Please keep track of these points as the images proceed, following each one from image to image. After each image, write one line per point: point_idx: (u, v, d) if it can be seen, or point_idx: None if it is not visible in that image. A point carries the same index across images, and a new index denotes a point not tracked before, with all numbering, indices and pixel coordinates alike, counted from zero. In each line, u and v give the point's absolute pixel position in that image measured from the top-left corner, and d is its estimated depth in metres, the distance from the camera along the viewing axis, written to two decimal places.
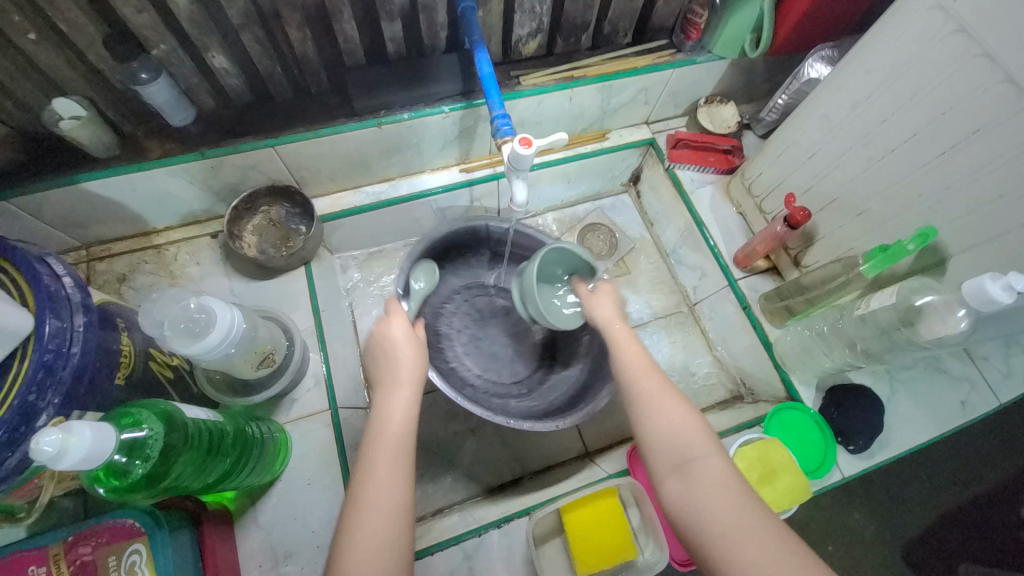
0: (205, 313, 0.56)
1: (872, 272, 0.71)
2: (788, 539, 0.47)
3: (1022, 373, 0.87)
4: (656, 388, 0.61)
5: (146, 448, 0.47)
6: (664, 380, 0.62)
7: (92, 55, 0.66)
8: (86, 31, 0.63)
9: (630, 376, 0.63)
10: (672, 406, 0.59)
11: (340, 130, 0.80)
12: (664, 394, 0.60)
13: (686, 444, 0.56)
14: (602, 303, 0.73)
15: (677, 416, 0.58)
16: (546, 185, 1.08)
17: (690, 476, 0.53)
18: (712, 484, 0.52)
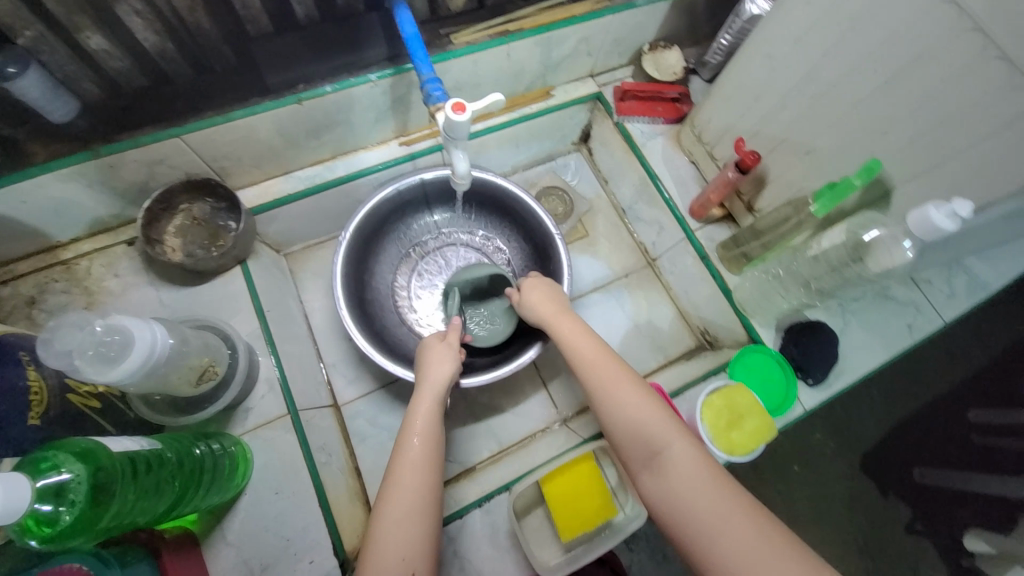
0: (117, 334, 0.50)
1: (822, 212, 0.71)
2: (758, 517, 0.49)
3: (962, 292, 0.91)
4: (613, 383, 0.62)
5: (70, 494, 0.42)
6: (626, 372, 0.63)
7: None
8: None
9: (585, 374, 0.64)
10: (633, 401, 0.60)
11: (256, 111, 0.72)
12: (621, 388, 0.61)
13: (654, 437, 0.57)
14: (540, 300, 0.73)
15: (640, 409, 0.59)
16: (493, 151, 1.02)
17: (662, 470, 0.55)
18: (685, 476, 0.54)
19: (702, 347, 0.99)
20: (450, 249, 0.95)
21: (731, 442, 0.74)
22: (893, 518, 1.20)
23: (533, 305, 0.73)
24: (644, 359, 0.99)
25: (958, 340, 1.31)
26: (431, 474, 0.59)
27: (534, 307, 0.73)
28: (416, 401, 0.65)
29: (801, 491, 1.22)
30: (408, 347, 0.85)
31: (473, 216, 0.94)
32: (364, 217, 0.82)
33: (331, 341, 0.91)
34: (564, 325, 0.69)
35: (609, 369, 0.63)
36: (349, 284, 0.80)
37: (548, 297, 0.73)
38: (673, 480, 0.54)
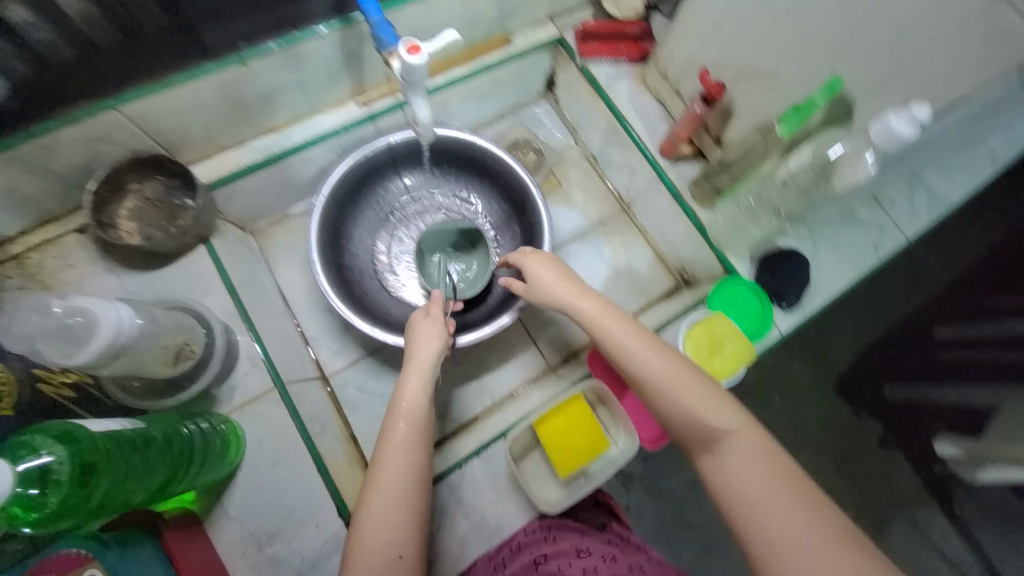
0: (80, 316, 0.48)
1: (787, 134, 0.73)
2: (814, 504, 0.49)
3: (924, 208, 0.94)
4: (667, 370, 0.58)
5: (54, 475, 0.41)
6: (677, 359, 0.60)
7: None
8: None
9: (626, 360, 0.60)
10: (683, 383, 0.57)
11: (197, 74, 0.68)
12: (669, 370, 0.58)
13: (710, 419, 0.55)
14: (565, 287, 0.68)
15: (692, 392, 0.56)
16: (457, 106, 0.99)
17: (720, 452, 0.53)
18: (742, 458, 0.52)
19: (679, 287, 1.01)
20: (431, 212, 0.92)
21: (713, 367, 0.78)
22: (867, 430, 1.29)
23: (557, 292, 0.68)
24: (625, 302, 1.00)
25: (922, 260, 1.37)
26: (417, 456, 0.59)
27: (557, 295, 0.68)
28: (401, 383, 0.64)
29: (782, 415, 1.28)
30: (388, 312, 0.84)
31: (457, 178, 0.91)
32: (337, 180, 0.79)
33: (311, 315, 0.89)
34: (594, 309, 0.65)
35: (652, 352, 0.60)
36: (325, 245, 0.79)
37: (568, 282, 0.68)
38: (731, 463, 0.52)
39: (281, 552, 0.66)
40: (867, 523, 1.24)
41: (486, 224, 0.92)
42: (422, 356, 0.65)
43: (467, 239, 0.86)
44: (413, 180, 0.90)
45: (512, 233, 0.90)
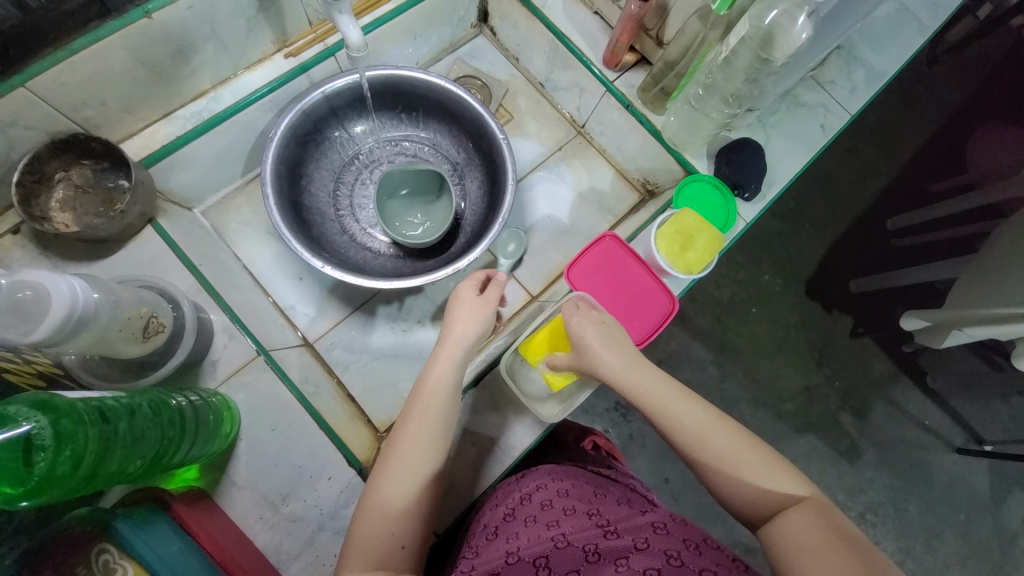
0: (29, 289, 0.46)
1: (723, 8, 0.70)
2: None
3: (863, 84, 0.97)
4: (716, 431, 0.54)
5: (36, 444, 0.40)
6: (729, 425, 0.55)
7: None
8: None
9: (679, 432, 0.55)
10: (739, 451, 0.53)
11: (99, 35, 0.62)
12: (723, 434, 0.54)
13: (772, 490, 0.51)
14: (612, 352, 0.63)
15: (749, 459, 0.52)
16: (390, 48, 0.95)
17: (786, 525, 0.48)
18: (811, 531, 0.47)
19: (644, 199, 1.03)
20: (397, 159, 0.90)
21: (687, 262, 0.80)
22: (838, 313, 1.36)
23: (600, 358, 0.63)
24: (595, 224, 1.01)
25: (867, 144, 1.42)
26: (436, 441, 0.58)
27: (599, 362, 0.63)
28: (431, 366, 0.64)
29: (758, 313, 1.34)
30: (348, 255, 0.83)
31: (419, 123, 0.88)
32: (293, 121, 0.75)
33: (282, 286, 0.88)
34: (640, 373, 0.61)
35: (702, 418, 0.56)
36: (281, 195, 0.75)
37: (610, 347, 0.64)
38: (799, 538, 0.47)
39: (299, 509, 0.66)
40: (847, 396, 1.33)
41: (453, 175, 0.90)
42: (460, 339, 0.65)
43: (433, 186, 0.83)
44: (381, 123, 0.87)
45: (475, 182, 0.88)
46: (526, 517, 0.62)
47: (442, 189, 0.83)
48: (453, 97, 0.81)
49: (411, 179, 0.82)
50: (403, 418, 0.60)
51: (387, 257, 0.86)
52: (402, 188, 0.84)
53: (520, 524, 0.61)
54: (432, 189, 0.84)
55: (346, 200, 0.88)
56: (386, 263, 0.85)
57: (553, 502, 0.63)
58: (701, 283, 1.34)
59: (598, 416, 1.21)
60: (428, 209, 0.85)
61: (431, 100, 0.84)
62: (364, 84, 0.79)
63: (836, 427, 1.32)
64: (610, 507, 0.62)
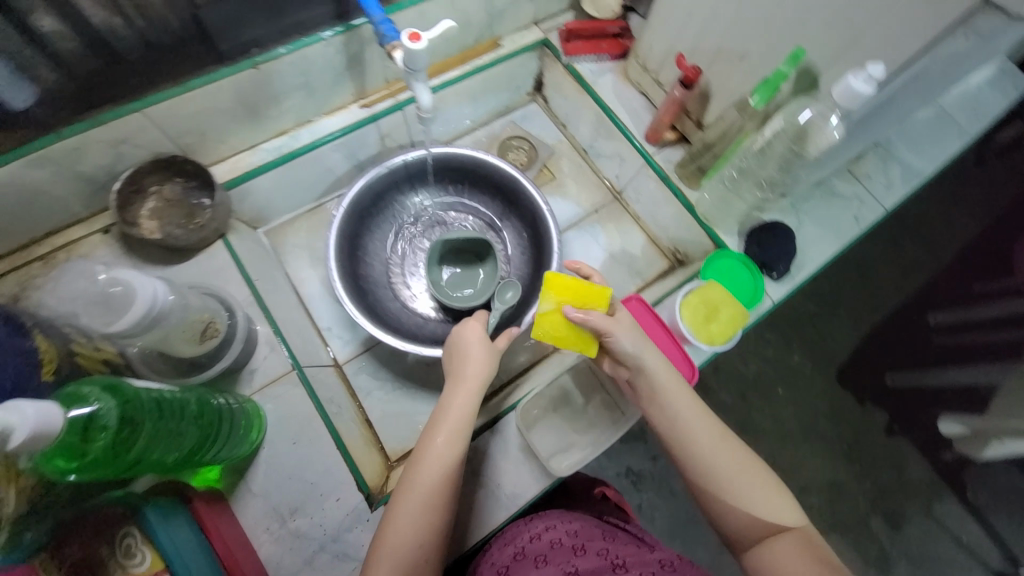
0: (120, 285, 0.54)
1: (759, 104, 0.76)
2: None
3: (899, 180, 1.00)
4: (723, 453, 0.59)
5: (102, 419, 0.45)
6: (734, 446, 0.60)
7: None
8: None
9: (688, 446, 0.60)
10: (745, 480, 0.58)
11: (213, 78, 0.73)
12: (731, 458, 0.59)
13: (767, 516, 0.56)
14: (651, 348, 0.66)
15: (754, 489, 0.57)
16: (452, 106, 1.05)
17: (778, 551, 0.54)
18: (801, 558, 0.53)
19: (674, 267, 1.06)
20: (443, 228, 0.98)
21: (710, 333, 0.82)
22: (869, 406, 1.31)
23: (641, 345, 0.65)
24: (623, 284, 1.05)
25: (903, 237, 1.42)
26: (454, 464, 0.61)
27: (642, 348, 0.65)
28: (450, 395, 0.66)
29: (783, 394, 1.31)
30: (401, 321, 0.89)
31: (468, 192, 0.97)
32: (358, 192, 0.85)
33: (323, 308, 0.94)
34: (671, 378, 0.64)
35: (712, 439, 0.60)
36: (344, 260, 0.84)
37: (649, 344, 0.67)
38: (787, 561, 0.53)
39: (304, 526, 0.68)
40: (875, 495, 1.26)
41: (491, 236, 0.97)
42: (479, 372, 0.67)
43: (476, 253, 0.90)
44: (433, 194, 0.96)
45: (511, 239, 0.96)
46: (536, 556, 0.62)
47: (483, 255, 0.90)
48: (504, 169, 0.90)
49: (455, 245, 0.89)
50: (422, 439, 0.63)
51: (434, 322, 0.92)
52: (448, 253, 0.90)
53: (531, 563, 0.61)
54: (473, 254, 0.91)
55: (398, 264, 0.96)
56: (434, 327, 0.91)
57: (563, 540, 0.64)
58: (727, 356, 1.33)
59: (608, 479, 1.18)
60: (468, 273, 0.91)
61: (481, 170, 0.93)
62: (426, 158, 0.89)
63: (861, 529, 1.24)
64: (622, 547, 0.62)
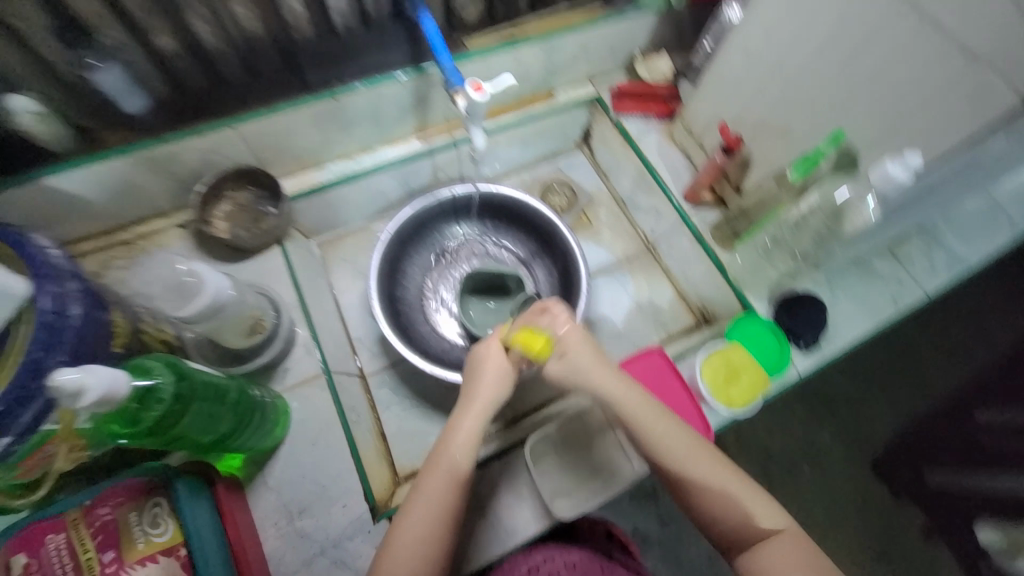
0: (194, 277, 0.60)
1: (797, 178, 0.79)
2: None
3: (942, 266, 0.99)
4: (707, 467, 0.63)
5: (160, 393, 0.50)
6: (716, 456, 0.64)
7: (35, 43, 0.65)
8: (35, 22, 0.63)
9: (675, 464, 0.63)
10: (730, 489, 0.62)
11: (297, 105, 0.82)
12: (706, 468, 0.63)
13: (753, 521, 0.61)
14: (603, 373, 0.67)
15: (739, 497, 0.62)
16: (503, 148, 1.12)
17: (765, 553, 0.60)
18: (788, 558, 0.59)
19: (700, 324, 1.07)
20: (478, 258, 1.04)
21: (730, 396, 0.82)
22: (899, 498, 1.23)
23: (590, 373, 0.67)
24: (646, 335, 1.07)
25: (948, 324, 1.36)
26: (459, 490, 0.63)
27: (593, 378, 0.67)
28: (457, 420, 0.67)
29: (805, 472, 1.25)
30: (428, 344, 0.94)
31: (505, 229, 1.03)
32: (406, 220, 0.92)
33: (357, 319, 0.99)
34: (633, 400, 0.66)
35: (697, 456, 0.63)
36: (383, 281, 0.90)
37: (602, 366, 0.68)
38: (777, 561, 0.59)
39: (309, 526, 0.70)
40: None
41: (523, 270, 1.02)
42: (488, 399, 0.68)
43: (506, 287, 0.95)
44: (472, 227, 1.03)
45: (542, 275, 1.01)
46: None
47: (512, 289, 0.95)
48: (542, 212, 0.96)
49: (487, 277, 0.94)
50: (430, 460, 0.65)
51: (458, 349, 0.96)
52: (480, 284, 0.95)
53: None
54: (503, 288, 0.96)
55: (431, 289, 1.02)
56: (459, 354, 0.96)
57: None
58: (751, 424, 1.29)
59: None
60: (496, 305, 0.96)
61: (521, 210, 0.98)
62: (471, 195, 0.96)
63: None
64: None
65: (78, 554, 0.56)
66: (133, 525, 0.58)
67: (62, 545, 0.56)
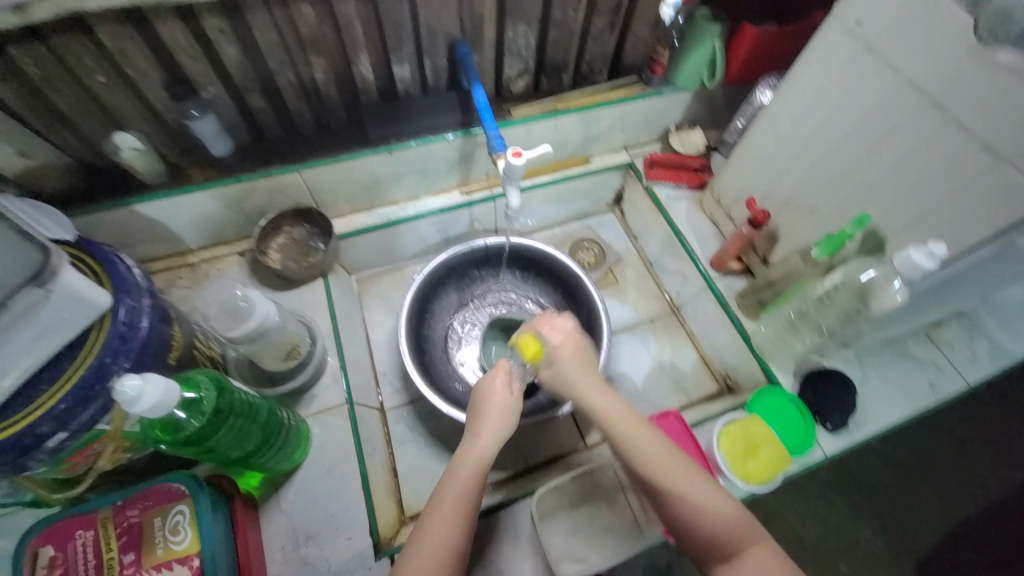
0: (247, 302, 0.67)
1: (822, 256, 0.80)
2: None
3: (984, 356, 0.95)
4: (685, 476, 0.60)
5: (201, 406, 0.56)
6: (694, 465, 0.62)
7: (147, 94, 0.75)
8: (147, 74, 0.72)
9: (652, 471, 0.61)
10: (707, 499, 0.59)
11: (356, 156, 0.92)
12: (684, 475, 0.60)
13: (731, 533, 0.57)
14: (591, 382, 0.68)
15: (716, 507, 0.58)
16: (537, 205, 1.19)
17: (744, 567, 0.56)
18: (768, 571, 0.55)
19: (722, 392, 1.05)
20: (504, 307, 1.08)
21: (749, 470, 0.79)
22: None
23: (579, 381, 0.68)
24: (666, 398, 1.05)
25: (999, 419, 1.27)
26: (463, 530, 0.61)
27: (581, 386, 0.68)
28: (462, 455, 0.66)
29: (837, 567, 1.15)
30: (448, 384, 0.97)
31: (533, 280, 1.08)
32: (440, 264, 0.98)
33: (384, 354, 1.04)
34: (615, 409, 0.66)
35: (674, 464, 0.61)
36: (413, 319, 0.95)
37: (591, 376, 0.69)
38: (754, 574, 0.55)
39: (313, 555, 0.71)
40: None
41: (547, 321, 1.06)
42: (493, 431, 0.68)
43: None
44: (501, 275, 1.08)
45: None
46: None
47: None
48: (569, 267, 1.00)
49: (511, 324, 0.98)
50: (435, 493, 0.64)
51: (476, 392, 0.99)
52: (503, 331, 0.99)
53: None
54: None
55: (456, 331, 1.06)
56: None
57: None
58: (780, 508, 1.20)
59: None
60: None
61: (549, 264, 1.03)
62: (503, 245, 1.02)
63: None
64: None
65: (102, 554, 0.59)
66: (155, 529, 0.60)
67: (89, 542, 0.60)
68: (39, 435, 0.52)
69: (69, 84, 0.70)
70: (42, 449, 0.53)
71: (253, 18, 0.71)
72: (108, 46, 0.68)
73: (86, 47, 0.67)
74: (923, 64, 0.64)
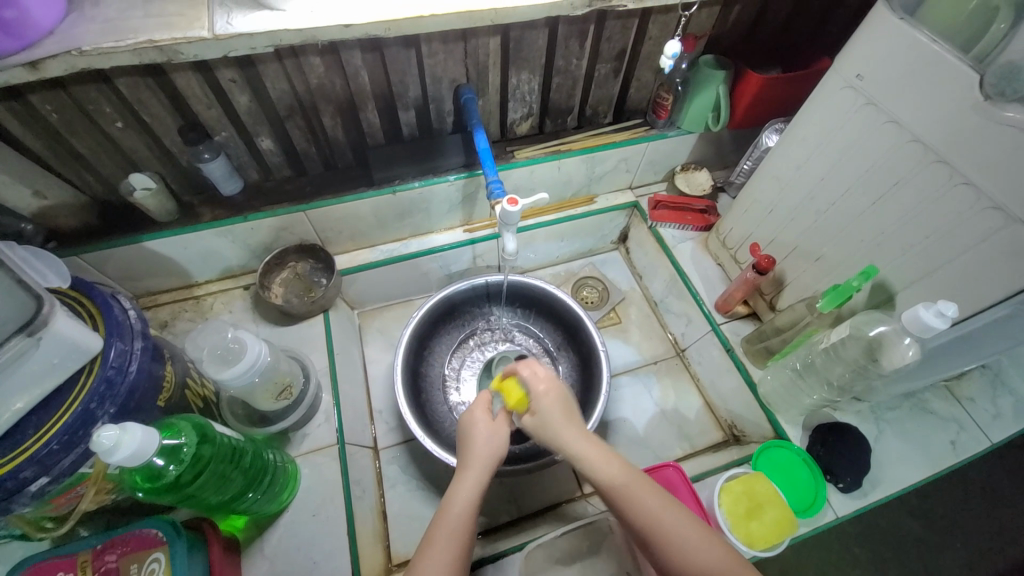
0: (238, 343, 0.68)
1: (828, 308, 0.77)
2: None
3: (1010, 414, 0.89)
4: (664, 512, 0.58)
5: (181, 453, 0.56)
6: (675, 502, 0.59)
7: (162, 137, 0.79)
8: (163, 119, 0.76)
9: (633, 504, 0.58)
10: (687, 534, 0.56)
11: (361, 196, 0.93)
12: (666, 510, 0.58)
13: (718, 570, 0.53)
14: (571, 430, 0.65)
15: (697, 540, 0.55)
16: (541, 243, 1.19)
17: None
18: None
19: (728, 442, 1.01)
20: (503, 344, 1.08)
21: (751, 532, 0.75)
22: None
23: (558, 427, 0.65)
24: (668, 445, 1.02)
25: None
26: (459, 570, 0.58)
27: (561, 433, 0.65)
28: (454, 489, 0.64)
29: None
30: (443, 425, 0.96)
31: (534, 318, 1.07)
32: (439, 301, 0.97)
33: (380, 391, 1.03)
34: (595, 448, 0.63)
35: (653, 497, 0.59)
36: (409, 357, 0.94)
37: (572, 424, 0.66)
38: None
39: None
40: None
41: (546, 360, 1.05)
42: (482, 461, 0.66)
43: None
44: (502, 313, 1.08)
45: (564, 368, 1.02)
46: None
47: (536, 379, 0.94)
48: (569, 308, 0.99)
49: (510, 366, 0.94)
50: (427, 535, 0.60)
51: None
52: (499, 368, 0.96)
53: None
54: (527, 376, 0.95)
55: (454, 369, 1.05)
56: None
57: None
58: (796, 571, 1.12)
59: None
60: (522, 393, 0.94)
61: (550, 303, 1.01)
62: (504, 283, 1.00)
63: None
64: None
65: None
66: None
67: None
68: (22, 479, 0.52)
69: (88, 128, 0.74)
70: (25, 493, 0.53)
71: (264, 69, 0.74)
72: (125, 93, 0.71)
73: (104, 95, 0.71)
74: (926, 119, 0.62)
